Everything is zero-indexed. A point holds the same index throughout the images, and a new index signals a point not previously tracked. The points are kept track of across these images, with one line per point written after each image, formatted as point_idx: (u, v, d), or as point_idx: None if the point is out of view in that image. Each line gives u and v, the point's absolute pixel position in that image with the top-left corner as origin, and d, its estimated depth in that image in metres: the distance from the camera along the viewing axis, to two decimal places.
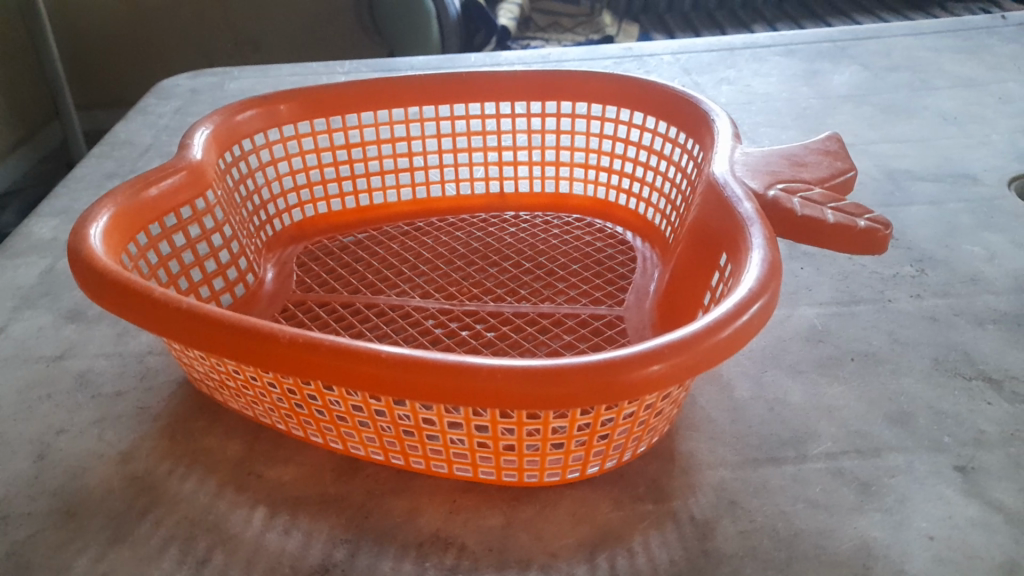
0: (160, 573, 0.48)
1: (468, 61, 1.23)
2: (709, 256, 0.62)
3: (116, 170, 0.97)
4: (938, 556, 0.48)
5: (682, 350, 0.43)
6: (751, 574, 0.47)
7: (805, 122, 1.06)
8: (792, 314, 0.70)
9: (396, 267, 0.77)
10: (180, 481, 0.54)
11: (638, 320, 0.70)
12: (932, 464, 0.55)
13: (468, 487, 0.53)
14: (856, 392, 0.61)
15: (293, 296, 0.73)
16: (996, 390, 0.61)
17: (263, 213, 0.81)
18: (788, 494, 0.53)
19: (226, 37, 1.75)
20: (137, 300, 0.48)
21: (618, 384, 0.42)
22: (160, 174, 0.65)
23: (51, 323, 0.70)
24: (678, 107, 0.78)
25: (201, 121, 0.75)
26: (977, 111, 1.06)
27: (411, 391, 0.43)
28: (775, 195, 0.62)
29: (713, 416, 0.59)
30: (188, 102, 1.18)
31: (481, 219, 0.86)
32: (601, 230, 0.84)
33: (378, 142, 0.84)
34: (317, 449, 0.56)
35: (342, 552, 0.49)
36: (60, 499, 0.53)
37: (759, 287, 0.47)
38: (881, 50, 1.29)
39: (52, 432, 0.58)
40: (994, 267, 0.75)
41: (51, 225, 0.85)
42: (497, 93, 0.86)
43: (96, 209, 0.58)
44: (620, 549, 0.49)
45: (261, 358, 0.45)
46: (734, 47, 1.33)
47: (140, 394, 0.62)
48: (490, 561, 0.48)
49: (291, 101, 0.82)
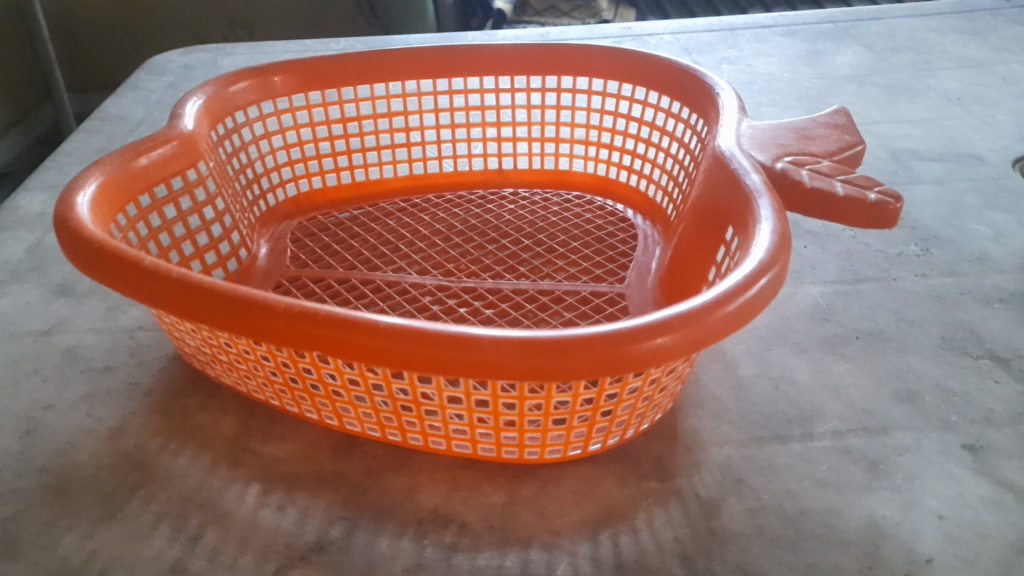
0: (152, 550, 0.46)
1: (466, 37, 1.21)
2: (713, 232, 0.61)
3: (105, 145, 0.95)
4: (949, 535, 0.47)
5: (689, 322, 0.42)
6: (758, 553, 0.46)
7: (807, 102, 1.05)
8: (797, 293, 0.69)
9: (392, 243, 0.76)
10: (172, 457, 0.53)
11: (640, 297, 0.69)
12: (940, 442, 0.54)
13: (468, 464, 0.52)
14: (862, 370, 0.60)
15: (287, 272, 0.72)
16: (1005, 369, 0.59)
17: (256, 188, 0.79)
18: (794, 472, 0.51)
19: (217, 20, 1.70)
20: (125, 268, 0.47)
21: (623, 357, 0.41)
22: (149, 144, 0.63)
23: (39, 297, 0.68)
24: (682, 82, 0.77)
25: (193, 91, 0.73)
26: (981, 92, 1.05)
27: (408, 362, 0.42)
28: (783, 168, 0.60)
29: (717, 394, 0.58)
30: (180, 78, 1.16)
31: (480, 196, 0.84)
32: (601, 208, 0.82)
33: (374, 116, 0.82)
34: (313, 426, 0.55)
35: (339, 530, 0.48)
36: (48, 475, 0.51)
37: (769, 259, 0.46)
38: (884, 31, 1.27)
39: (40, 407, 0.57)
40: (1001, 246, 0.74)
41: (40, 201, 0.83)
42: (496, 67, 0.84)
43: (85, 177, 0.57)
44: (624, 527, 0.48)
45: (255, 328, 0.44)
46: (735, 27, 1.31)
47: (131, 369, 0.60)
48: (492, 539, 0.47)
49: (285, 73, 0.80)
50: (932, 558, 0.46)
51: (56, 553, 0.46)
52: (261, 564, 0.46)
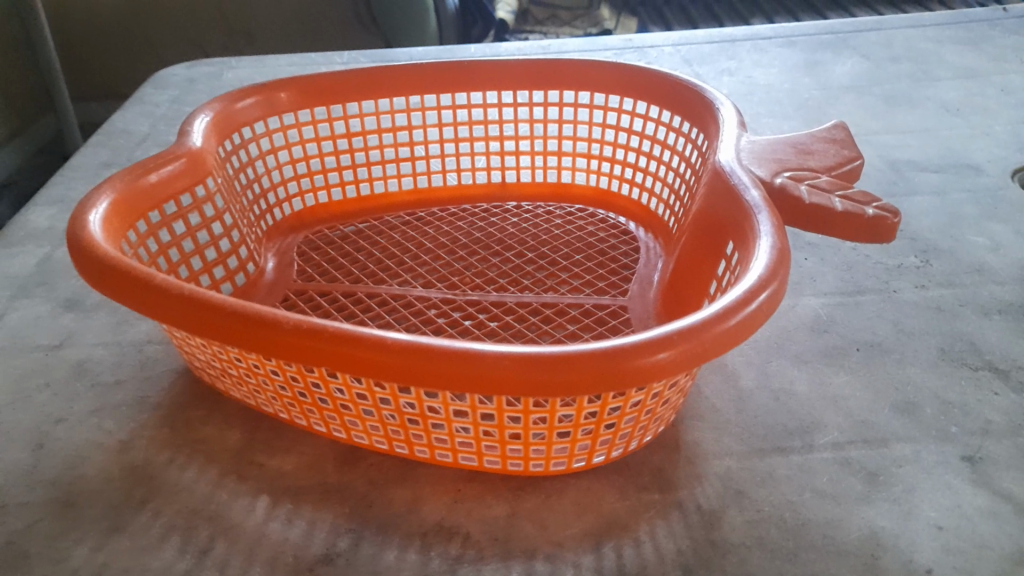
0: (161, 562, 0.47)
1: (468, 50, 1.22)
2: (714, 246, 0.62)
3: (112, 159, 0.96)
4: (947, 546, 0.48)
5: (689, 337, 0.43)
6: (758, 564, 0.47)
7: (806, 113, 1.06)
8: (797, 305, 0.70)
9: (397, 257, 0.77)
10: (180, 471, 0.53)
11: (642, 310, 0.69)
12: (938, 453, 0.54)
13: (472, 477, 0.53)
14: (861, 382, 0.61)
15: (293, 285, 0.73)
16: (1003, 380, 0.60)
17: (263, 202, 0.80)
18: (794, 483, 0.52)
19: (220, 32, 1.71)
20: (137, 286, 0.48)
21: (625, 372, 0.41)
22: (158, 161, 0.65)
23: (48, 312, 0.69)
24: (682, 97, 0.77)
25: (200, 108, 0.74)
26: (979, 102, 1.06)
27: (415, 378, 0.42)
28: (782, 183, 0.61)
29: (718, 406, 0.59)
30: (185, 92, 1.17)
31: (483, 209, 0.85)
32: (603, 220, 0.83)
33: (379, 131, 0.83)
34: (319, 439, 0.56)
35: (346, 541, 0.48)
36: (59, 488, 0.52)
37: (767, 274, 0.47)
38: (883, 42, 1.28)
39: (51, 421, 0.58)
40: (999, 257, 0.75)
41: (48, 215, 0.84)
42: (498, 82, 0.85)
43: (95, 195, 0.58)
44: (626, 539, 0.49)
45: (264, 344, 0.44)
46: (735, 38, 1.32)
47: (140, 383, 0.61)
48: (496, 551, 0.48)
49: (290, 89, 0.81)
50: (930, 569, 0.46)
51: (67, 566, 0.47)
52: None
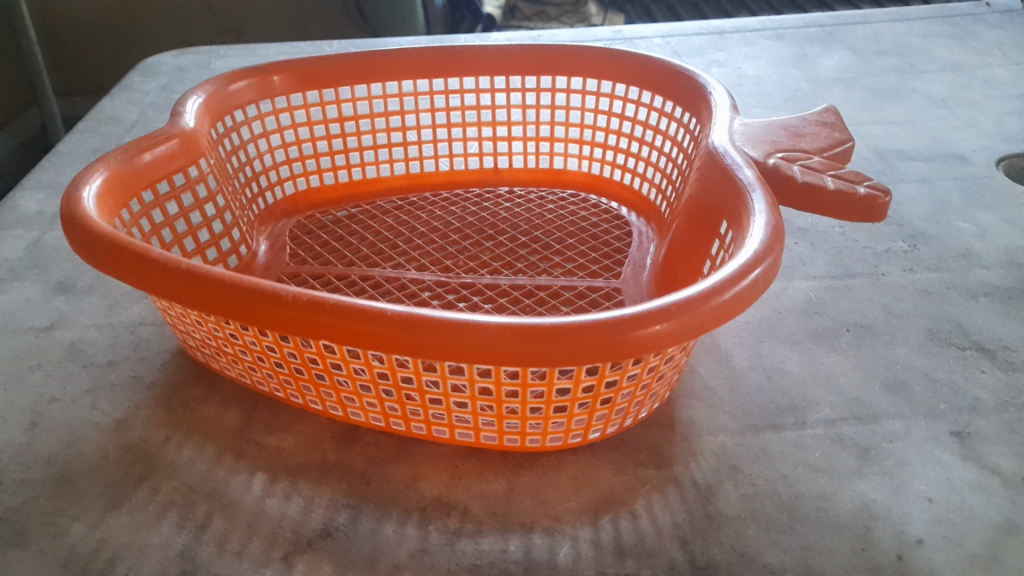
0: (159, 539, 0.47)
1: (459, 40, 1.22)
2: (708, 227, 0.62)
3: (102, 145, 0.95)
4: (937, 517, 0.49)
5: (686, 309, 0.43)
6: (754, 535, 0.47)
7: (794, 104, 1.07)
8: (788, 288, 0.71)
9: (391, 240, 0.77)
10: (177, 449, 0.53)
11: (635, 292, 0.70)
12: (928, 430, 0.55)
13: (470, 453, 0.53)
14: (852, 362, 0.61)
15: (287, 268, 0.73)
16: (990, 360, 0.61)
17: (255, 186, 0.80)
18: (788, 459, 0.53)
19: (206, 25, 1.69)
20: (135, 260, 0.47)
21: (622, 344, 0.42)
22: (152, 141, 0.64)
23: (40, 294, 0.69)
24: (674, 82, 0.78)
25: (193, 90, 0.74)
26: (964, 94, 1.07)
27: (415, 350, 0.42)
28: (775, 163, 0.62)
29: (711, 385, 0.59)
30: (174, 79, 1.16)
31: (476, 194, 0.86)
32: (595, 205, 0.84)
33: (371, 115, 0.83)
34: (317, 417, 0.56)
35: (344, 517, 0.49)
36: (55, 466, 0.52)
37: (763, 250, 0.47)
38: (869, 35, 1.29)
39: (45, 401, 0.57)
40: (985, 242, 0.76)
41: (37, 200, 0.83)
42: (490, 67, 0.85)
43: (89, 172, 0.57)
44: (624, 512, 0.49)
45: (262, 316, 0.44)
46: (724, 31, 1.34)
47: (133, 364, 0.61)
48: (494, 524, 0.48)
49: (283, 72, 0.81)
50: (922, 539, 0.47)
51: (64, 542, 0.47)
52: (268, 550, 0.46)
